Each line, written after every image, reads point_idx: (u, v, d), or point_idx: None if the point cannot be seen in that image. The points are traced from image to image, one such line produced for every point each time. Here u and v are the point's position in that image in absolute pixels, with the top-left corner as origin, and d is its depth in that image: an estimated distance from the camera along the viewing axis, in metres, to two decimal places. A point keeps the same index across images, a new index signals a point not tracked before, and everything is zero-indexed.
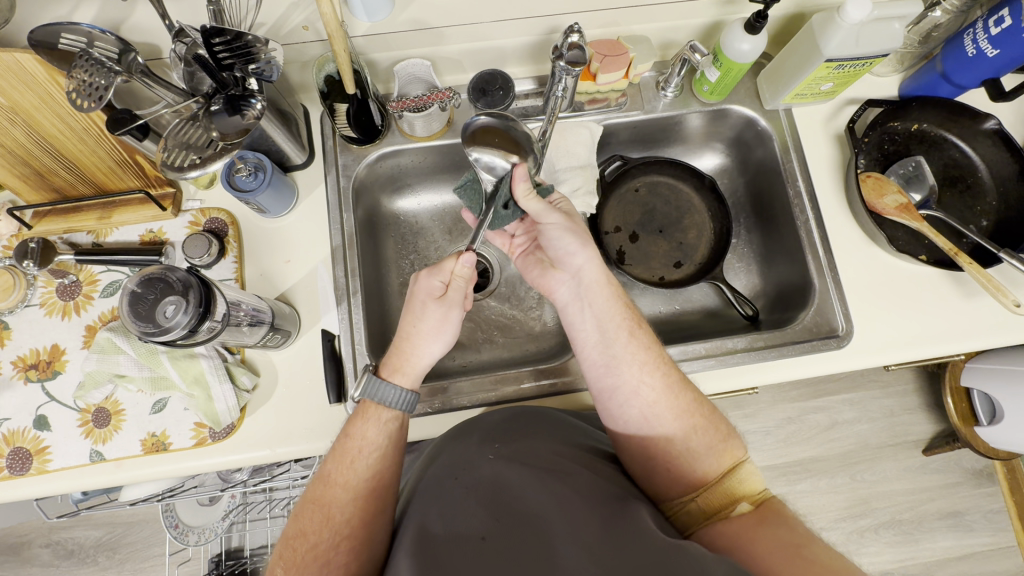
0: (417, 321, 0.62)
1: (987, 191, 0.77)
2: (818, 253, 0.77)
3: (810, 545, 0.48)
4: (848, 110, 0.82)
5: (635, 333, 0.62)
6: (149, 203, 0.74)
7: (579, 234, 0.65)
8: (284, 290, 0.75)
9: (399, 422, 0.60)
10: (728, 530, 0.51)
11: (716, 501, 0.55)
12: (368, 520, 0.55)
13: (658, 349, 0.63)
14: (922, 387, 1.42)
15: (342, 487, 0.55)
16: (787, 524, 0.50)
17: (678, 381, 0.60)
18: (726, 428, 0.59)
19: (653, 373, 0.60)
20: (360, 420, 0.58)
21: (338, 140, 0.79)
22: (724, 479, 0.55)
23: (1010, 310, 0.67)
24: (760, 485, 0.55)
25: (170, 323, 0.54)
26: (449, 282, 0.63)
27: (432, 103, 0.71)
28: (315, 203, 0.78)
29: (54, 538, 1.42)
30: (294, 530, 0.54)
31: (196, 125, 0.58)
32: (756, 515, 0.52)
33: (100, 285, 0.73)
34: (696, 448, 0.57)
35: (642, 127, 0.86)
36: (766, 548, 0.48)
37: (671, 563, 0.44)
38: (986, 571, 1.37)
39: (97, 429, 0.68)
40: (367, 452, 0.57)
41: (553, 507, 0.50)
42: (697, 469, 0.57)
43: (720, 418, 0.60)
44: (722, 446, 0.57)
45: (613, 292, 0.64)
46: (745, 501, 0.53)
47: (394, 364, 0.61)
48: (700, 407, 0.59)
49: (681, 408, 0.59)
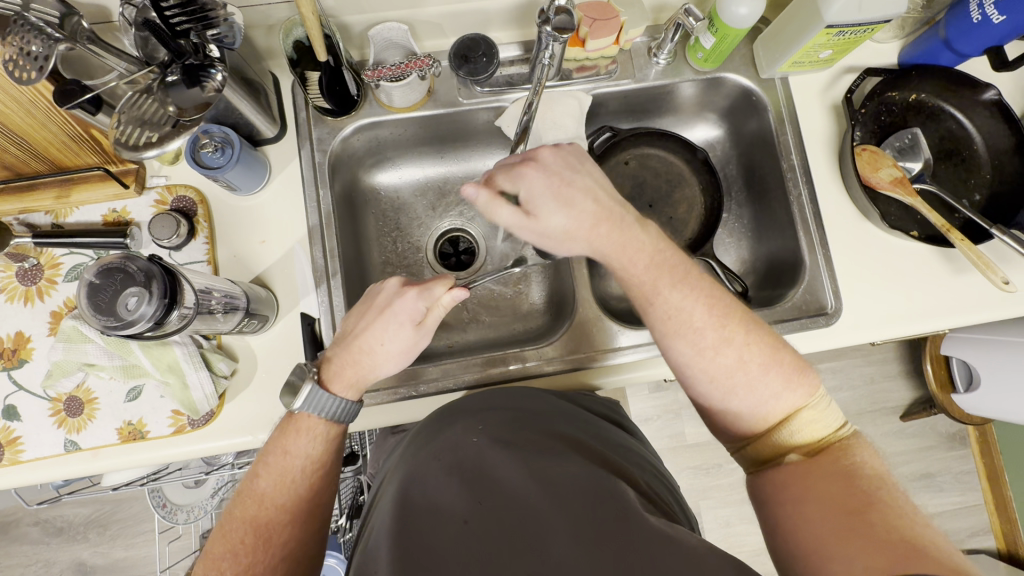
0: (382, 340, 0.59)
1: (981, 164, 0.75)
2: (809, 229, 0.76)
3: (880, 508, 0.45)
4: (846, 79, 0.79)
5: (656, 297, 0.57)
6: (109, 180, 0.69)
7: (564, 234, 0.59)
8: (258, 273, 0.71)
9: (337, 437, 0.59)
10: (776, 480, 0.51)
11: (766, 452, 0.53)
12: (305, 541, 0.54)
13: (691, 312, 0.56)
14: (903, 355, 1.45)
15: (279, 507, 0.53)
16: (840, 478, 0.48)
17: (720, 339, 0.54)
18: (788, 372, 0.53)
19: (678, 340, 0.56)
20: (293, 433, 0.56)
21: (310, 111, 0.74)
22: (780, 427, 0.53)
23: (999, 287, 0.66)
24: (824, 430, 0.52)
25: (134, 315, 0.51)
26: (429, 308, 0.60)
27: (410, 71, 0.67)
28: (288, 178, 0.74)
29: (42, 516, 1.42)
30: (220, 549, 0.51)
31: (152, 98, 0.55)
32: (807, 465, 0.50)
33: (63, 269, 0.69)
34: (739, 408, 0.54)
35: (633, 97, 0.82)
36: (829, 507, 0.47)
37: (654, 553, 0.41)
38: (954, 529, 1.43)
39: (70, 418, 0.66)
40: (302, 468, 0.55)
41: (534, 486, 0.48)
42: (742, 426, 0.55)
43: (787, 358, 0.54)
44: (780, 394, 0.53)
45: (628, 262, 0.59)
46: (795, 452, 0.51)
47: (348, 380, 0.59)
48: (743, 367, 0.53)
49: (719, 371, 0.54)
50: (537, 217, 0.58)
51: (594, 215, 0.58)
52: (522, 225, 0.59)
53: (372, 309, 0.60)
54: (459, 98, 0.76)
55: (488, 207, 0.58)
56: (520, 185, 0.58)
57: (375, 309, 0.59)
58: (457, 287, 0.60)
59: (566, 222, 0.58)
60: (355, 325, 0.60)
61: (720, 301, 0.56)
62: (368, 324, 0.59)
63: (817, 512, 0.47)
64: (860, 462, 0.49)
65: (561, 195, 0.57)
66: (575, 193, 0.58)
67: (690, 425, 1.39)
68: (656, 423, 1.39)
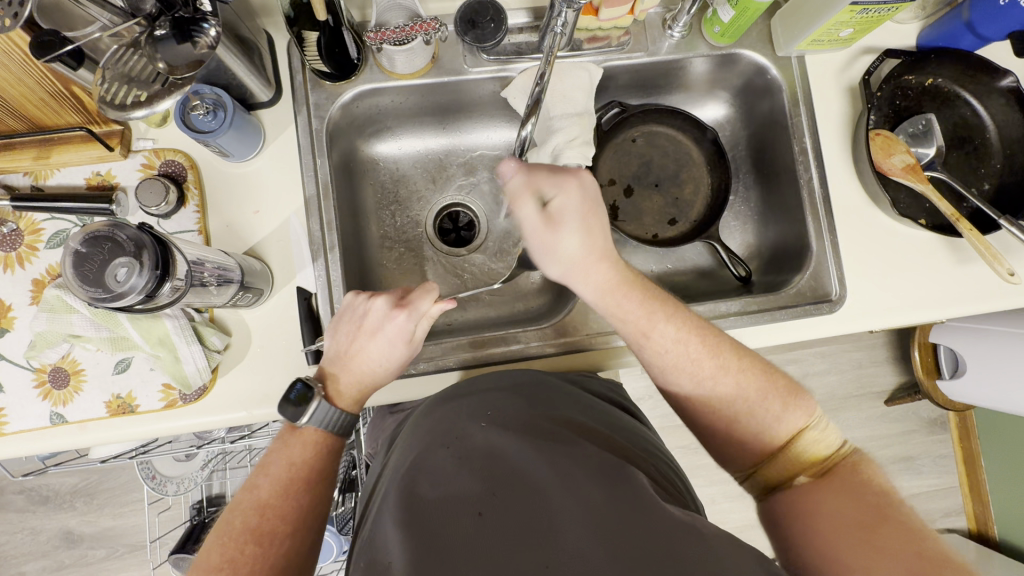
0: (375, 359, 0.59)
1: (992, 153, 0.74)
2: (818, 214, 0.75)
3: (892, 523, 0.45)
4: (862, 60, 0.77)
5: (651, 335, 0.57)
6: (92, 142, 0.66)
7: (570, 258, 0.58)
8: (253, 244, 0.69)
9: (336, 450, 0.59)
10: (788, 498, 0.50)
11: (775, 476, 0.52)
12: (305, 550, 0.53)
13: (686, 344, 0.57)
14: (891, 341, 1.46)
15: (282, 516, 0.53)
16: (852, 489, 0.48)
17: (714, 370, 0.56)
18: (783, 396, 0.54)
19: (679, 373, 0.57)
20: (295, 443, 0.56)
21: (307, 74, 0.69)
22: (785, 448, 0.53)
23: (1003, 278, 0.65)
24: (827, 452, 0.52)
25: (123, 287, 0.48)
26: (420, 323, 0.60)
27: (415, 35, 0.63)
28: (284, 145, 0.71)
29: (28, 485, 1.40)
30: (218, 560, 0.50)
31: (140, 54, 0.52)
32: (816, 484, 0.49)
33: (44, 234, 0.66)
34: (753, 425, 0.54)
35: (644, 71, 0.79)
36: (836, 528, 0.46)
37: (675, 549, 0.41)
38: (929, 510, 1.48)
39: (56, 390, 0.64)
40: (303, 477, 0.55)
41: (549, 476, 0.47)
42: (751, 447, 0.54)
43: (781, 379, 0.56)
44: (782, 417, 0.54)
45: (621, 298, 0.59)
46: (804, 473, 0.51)
47: (353, 398, 0.60)
48: (742, 396, 0.55)
49: (720, 404, 0.56)
50: (557, 227, 0.57)
51: (602, 252, 0.58)
52: (537, 228, 0.58)
53: (362, 333, 0.59)
54: (465, 66, 0.72)
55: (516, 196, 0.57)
56: (557, 195, 0.56)
57: (365, 333, 0.59)
58: (443, 298, 0.61)
59: (578, 246, 0.57)
60: (349, 345, 0.59)
61: (710, 332, 0.57)
62: (361, 346, 0.59)
63: (828, 526, 0.46)
64: (868, 474, 0.49)
65: (588, 218, 0.57)
66: (598, 223, 0.58)
67: None
68: (648, 403, 1.40)
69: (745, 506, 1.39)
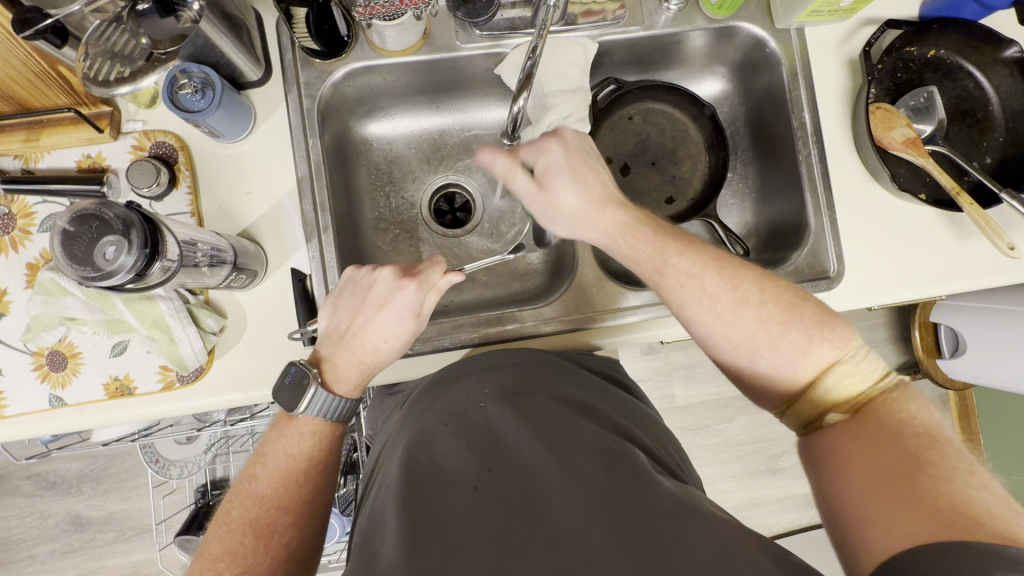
0: (376, 336, 0.58)
1: (995, 125, 0.73)
2: (817, 190, 0.74)
3: (928, 472, 0.44)
4: (863, 32, 0.76)
5: (666, 269, 0.57)
6: (82, 123, 0.65)
7: (571, 210, 0.61)
8: (246, 226, 0.68)
9: (336, 436, 0.58)
10: (822, 441, 0.51)
11: (806, 412, 0.53)
12: (306, 539, 0.54)
13: (703, 274, 0.56)
14: (891, 323, 1.45)
15: (280, 508, 0.54)
16: (883, 431, 0.48)
17: (732, 301, 0.55)
18: (810, 328, 0.53)
19: (696, 306, 0.56)
20: (291, 432, 0.56)
21: (297, 52, 0.69)
22: (808, 390, 0.52)
23: (1005, 253, 0.64)
24: (861, 386, 0.51)
25: (113, 266, 0.48)
26: (426, 297, 0.60)
27: (405, 9, 0.61)
28: (274, 125, 0.70)
29: (35, 470, 1.42)
30: (219, 550, 0.52)
31: (120, 28, 0.51)
32: (849, 424, 0.50)
33: (37, 218, 0.66)
34: (771, 366, 0.54)
35: (641, 46, 0.78)
36: (871, 473, 0.46)
37: (670, 527, 0.41)
38: None
39: (54, 373, 0.64)
40: (297, 467, 0.55)
41: (545, 452, 0.47)
42: (778, 385, 0.54)
43: (818, 307, 0.54)
44: (809, 353, 0.52)
45: (630, 239, 0.59)
46: (835, 411, 0.51)
47: (354, 381, 0.59)
48: (763, 328, 0.53)
49: (740, 337, 0.54)
50: (546, 189, 0.62)
51: (602, 196, 0.61)
52: (530, 195, 0.63)
53: (368, 303, 0.59)
54: (457, 42, 0.71)
55: (502, 174, 0.63)
56: (539, 157, 0.61)
57: (369, 306, 0.59)
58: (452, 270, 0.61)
59: (575, 195, 0.60)
60: (348, 326, 0.59)
61: (727, 264, 0.57)
62: (364, 320, 0.59)
63: (861, 473, 0.46)
64: (907, 414, 0.49)
65: (577, 174, 0.61)
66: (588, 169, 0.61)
67: (679, 387, 1.40)
68: (648, 385, 1.40)
69: (745, 485, 1.40)
